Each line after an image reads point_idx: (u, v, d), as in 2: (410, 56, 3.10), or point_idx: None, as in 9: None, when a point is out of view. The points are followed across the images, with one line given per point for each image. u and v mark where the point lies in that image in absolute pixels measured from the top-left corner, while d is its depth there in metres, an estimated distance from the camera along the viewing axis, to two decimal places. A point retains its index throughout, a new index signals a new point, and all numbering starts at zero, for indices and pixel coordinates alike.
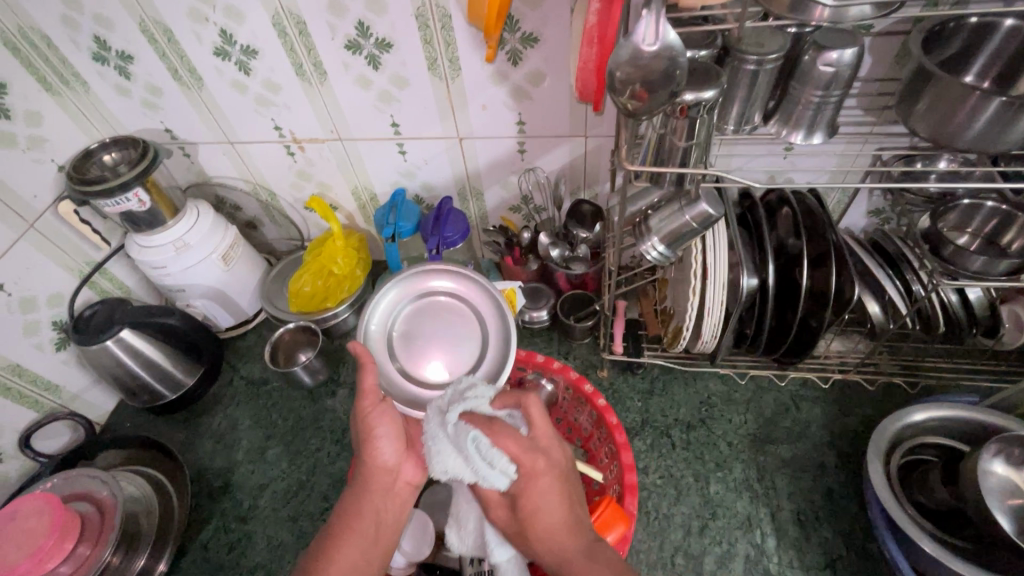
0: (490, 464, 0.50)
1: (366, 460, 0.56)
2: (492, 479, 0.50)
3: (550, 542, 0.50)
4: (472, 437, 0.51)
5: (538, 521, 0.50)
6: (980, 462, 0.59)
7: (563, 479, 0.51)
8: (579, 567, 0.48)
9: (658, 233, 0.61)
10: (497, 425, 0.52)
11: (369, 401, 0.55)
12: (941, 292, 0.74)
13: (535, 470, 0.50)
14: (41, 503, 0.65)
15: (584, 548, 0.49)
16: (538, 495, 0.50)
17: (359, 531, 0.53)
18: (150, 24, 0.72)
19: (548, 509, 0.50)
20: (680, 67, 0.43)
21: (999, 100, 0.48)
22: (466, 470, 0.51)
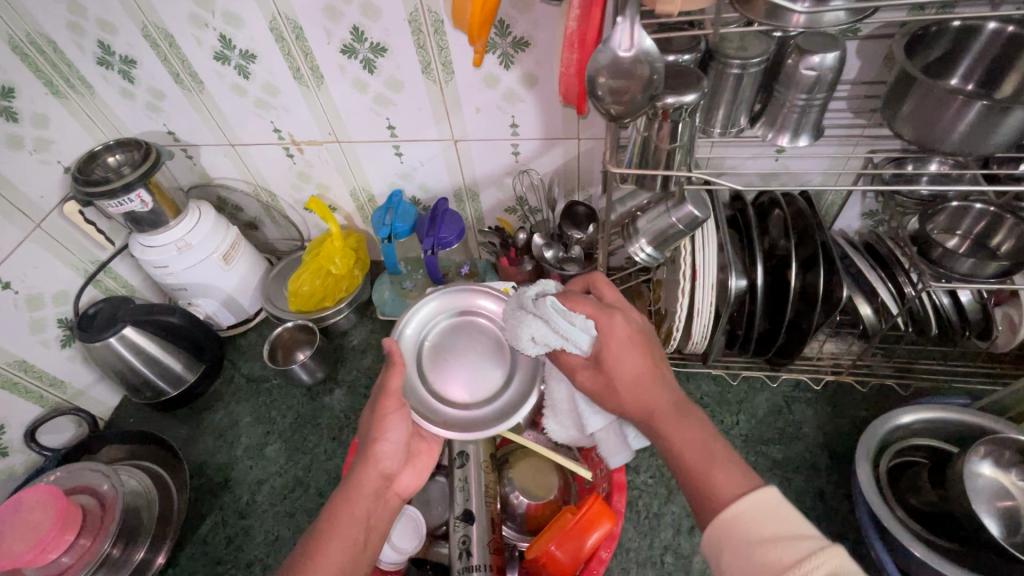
0: (570, 322, 0.56)
1: (369, 460, 0.58)
2: (576, 337, 0.55)
3: (640, 395, 0.53)
4: (551, 300, 0.57)
5: (624, 374, 0.54)
6: (965, 464, 0.59)
7: (644, 339, 0.56)
8: (670, 416, 0.51)
9: (646, 234, 0.61)
10: (571, 296, 0.59)
11: (391, 402, 0.60)
12: (933, 293, 0.74)
13: (613, 327, 0.55)
14: (44, 495, 0.67)
15: (675, 401, 0.52)
16: (621, 349, 0.54)
17: (350, 530, 0.54)
18: (152, 29, 0.74)
19: (632, 364, 0.54)
20: (658, 71, 0.43)
21: (980, 104, 0.49)
22: (549, 333, 0.56)
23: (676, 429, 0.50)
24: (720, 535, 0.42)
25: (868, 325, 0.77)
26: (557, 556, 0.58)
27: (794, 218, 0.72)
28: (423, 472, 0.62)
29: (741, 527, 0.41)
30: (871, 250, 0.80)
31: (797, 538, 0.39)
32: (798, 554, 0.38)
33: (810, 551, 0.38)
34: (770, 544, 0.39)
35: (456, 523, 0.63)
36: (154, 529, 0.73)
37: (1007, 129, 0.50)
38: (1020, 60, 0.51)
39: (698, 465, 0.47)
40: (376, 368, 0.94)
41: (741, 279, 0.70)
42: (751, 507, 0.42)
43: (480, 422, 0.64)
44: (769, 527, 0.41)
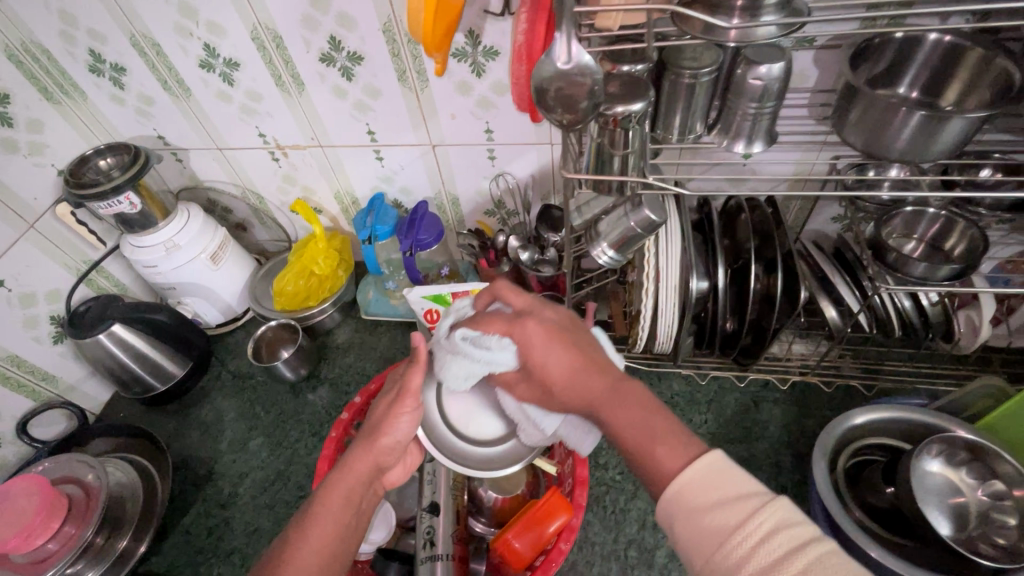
0: (488, 348, 0.55)
1: (373, 450, 0.55)
2: (496, 359, 0.54)
3: (576, 389, 0.52)
4: (461, 334, 0.56)
5: (553, 374, 0.53)
6: (916, 461, 0.60)
7: (563, 333, 0.54)
8: (609, 403, 0.50)
9: (606, 238, 0.64)
10: (481, 317, 0.57)
11: (411, 401, 0.56)
12: (895, 296, 0.75)
13: (527, 335, 0.54)
14: (32, 484, 0.70)
15: (610, 386, 0.51)
16: (544, 350, 0.53)
17: (340, 518, 0.51)
18: (140, 38, 0.77)
19: (557, 364, 0.53)
20: (598, 82, 0.45)
21: (920, 114, 0.51)
22: (474, 365, 0.55)
23: (618, 413, 0.48)
24: (670, 513, 0.41)
25: (832, 327, 0.78)
26: (515, 547, 0.60)
27: (758, 222, 0.74)
28: (407, 468, 0.62)
29: (687, 498, 0.40)
30: (839, 254, 0.81)
31: (741, 498, 0.38)
32: (742, 515, 0.37)
33: (754, 509, 0.37)
34: (715, 511, 0.38)
35: (422, 514, 0.65)
36: (138, 519, 0.76)
37: (947, 136, 0.52)
38: (960, 70, 0.54)
39: (639, 445, 0.45)
40: (358, 365, 0.96)
41: (703, 281, 0.72)
42: (693, 477, 0.41)
43: (467, 457, 0.63)
44: (712, 492, 0.39)
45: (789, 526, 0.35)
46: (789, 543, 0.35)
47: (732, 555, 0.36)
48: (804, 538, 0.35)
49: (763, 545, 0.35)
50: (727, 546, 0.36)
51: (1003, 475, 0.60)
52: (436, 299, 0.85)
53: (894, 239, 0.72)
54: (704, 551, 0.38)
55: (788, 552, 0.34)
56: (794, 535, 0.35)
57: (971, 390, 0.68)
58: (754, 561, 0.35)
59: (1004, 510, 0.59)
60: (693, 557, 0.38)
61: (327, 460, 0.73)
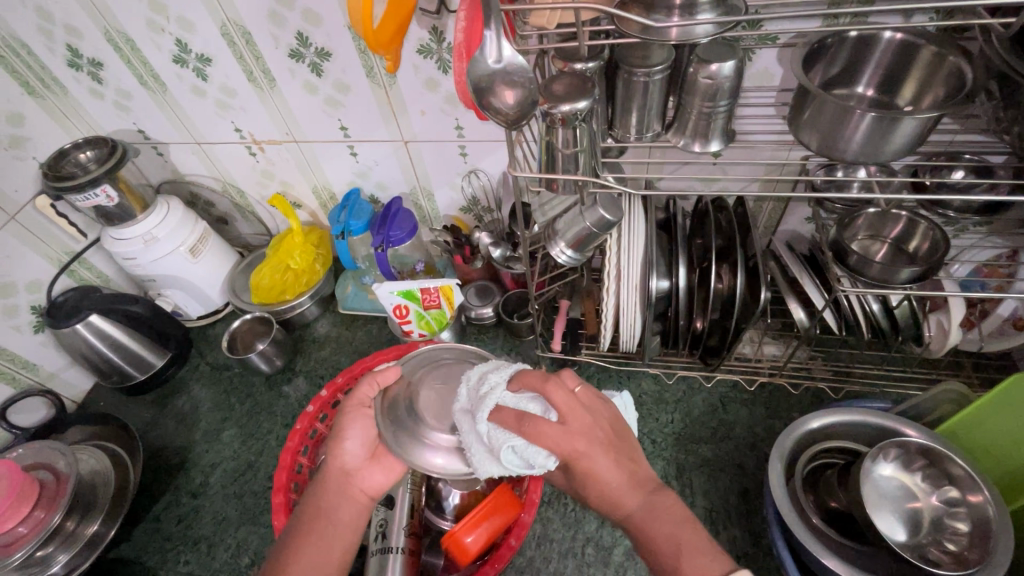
0: (529, 462, 0.50)
1: (331, 462, 0.56)
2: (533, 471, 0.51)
3: (613, 495, 0.49)
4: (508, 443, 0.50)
5: (592, 477, 0.49)
6: (867, 465, 0.60)
7: (613, 436, 0.51)
8: (645, 515, 0.48)
9: (563, 237, 0.64)
10: (524, 418, 0.50)
11: (350, 408, 0.57)
12: (863, 299, 0.73)
13: (577, 443, 0.49)
14: (3, 469, 0.72)
15: (644, 497, 0.49)
16: (590, 452, 0.49)
17: (318, 531, 0.52)
18: (114, 33, 0.79)
19: (605, 465, 0.49)
20: (532, 80, 0.45)
21: (870, 115, 0.49)
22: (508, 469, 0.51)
23: (652, 530, 0.47)
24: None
25: (801, 328, 0.76)
26: (466, 543, 0.61)
27: (724, 223, 0.74)
28: (388, 468, 0.57)
29: None
30: (811, 258, 0.79)
31: None
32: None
33: None
34: None
35: (377, 507, 0.66)
36: (108, 505, 0.78)
37: (900, 138, 0.50)
38: (916, 68, 0.53)
39: (670, 560, 0.45)
40: (332, 359, 0.97)
41: (663, 281, 0.73)
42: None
43: None
44: None
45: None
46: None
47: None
48: None
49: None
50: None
51: (957, 481, 0.60)
52: (406, 296, 0.87)
53: (860, 241, 0.71)
54: None
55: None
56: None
57: (934, 394, 0.68)
58: None
59: (956, 516, 0.59)
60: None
61: (290, 453, 0.73)
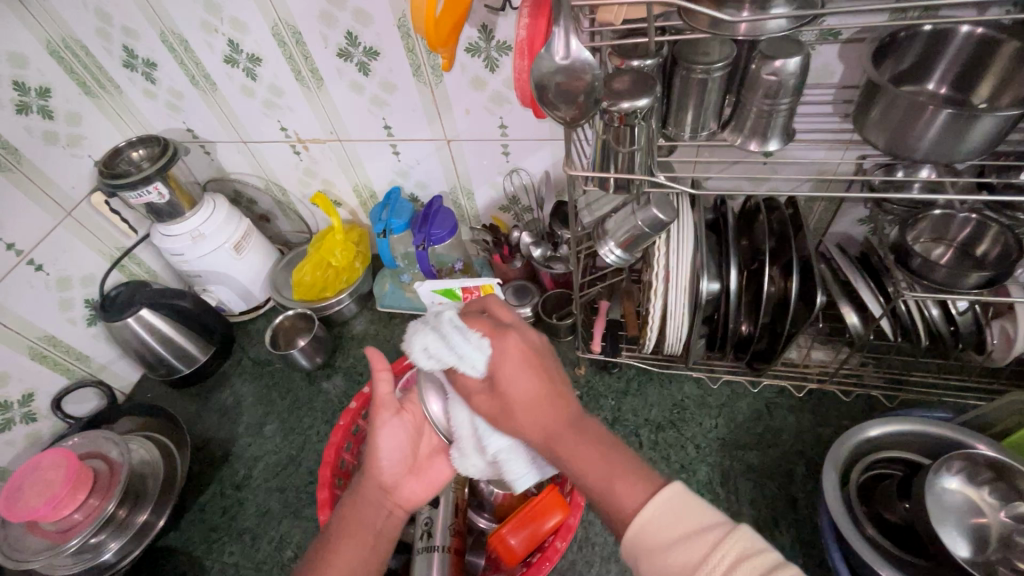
0: (464, 339, 0.50)
1: (372, 471, 0.57)
2: (469, 355, 0.50)
3: (536, 417, 0.49)
4: (449, 317, 0.52)
5: (515, 393, 0.50)
6: (930, 478, 0.58)
7: (538, 355, 0.52)
8: (567, 437, 0.48)
9: (614, 237, 0.63)
10: (469, 315, 0.54)
11: (385, 412, 0.58)
12: (923, 304, 0.70)
13: (505, 345, 0.51)
14: (61, 457, 0.74)
15: (571, 420, 0.50)
16: (514, 367, 0.50)
17: (358, 540, 0.53)
18: (169, 34, 0.81)
19: (524, 382, 0.50)
20: (598, 77, 0.45)
21: (947, 112, 0.47)
22: (444, 350, 0.50)
23: (578, 448, 0.48)
24: (634, 547, 0.41)
25: (854, 334, 0.73)
26: (511, 544, 0.63)
27: (776, 224, 0.72)
28: (427, 484, 0.59)
29: (649, 537, 0.40)
30: (864, 260, 0.77)
31: (702, 533, 0.39)
32: (706, 550, 0.38)
33: (715, 542, 0.38)
34: (674, 549, 0.39)
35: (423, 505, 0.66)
36: (157, 495, 0.80)
37: (976, 137, 0.48)
38: (995, 62, 0.51)
39: (600, 480, 0.45)
40: (371, 357, 0.98)
41: (714, 283, 0.71)
42: (657, 510, 0.41)
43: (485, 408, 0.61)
44: (673, 530, 0.40)
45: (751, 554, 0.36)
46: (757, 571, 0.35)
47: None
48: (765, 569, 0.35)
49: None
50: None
51: None
52: (446, 294, 0.88)
53: (921, 244, 0.69)
54: None
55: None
56: (756, 563, 0.36)
57: (1000, 405, 0.65)
58: None
59: None
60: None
61: (333, 448, 0.74)
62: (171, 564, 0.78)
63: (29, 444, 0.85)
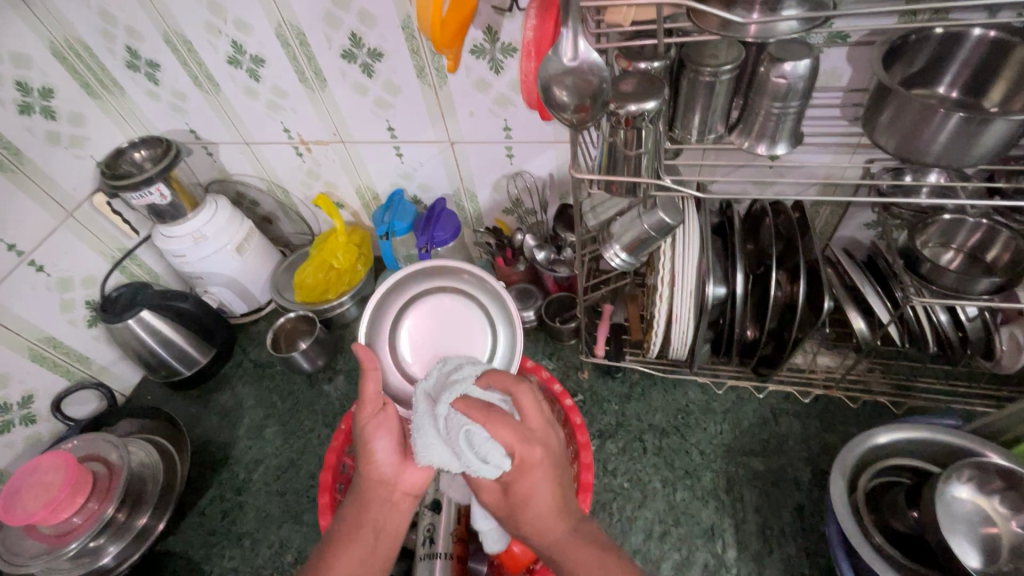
0: (482, 460, 0.46)
1: (366, 470, 0.56)
2: (482, 473, 0.46)
3: (544, 529, 0.47)
4: (464, 429, 0.48)
5: (533, 509, 0.47)
6: (941, 486, 0.57)
7: (554, 465, 0.48)
8: (571, 545, 0.47)
9: (619, 240, 0.62)
10: (492, 414, 0.48)
11: (370, 409, 0.57)
12: (930, 309, 0.69)
13: (532, 459, 0.47)
14: (60, 460, 0.74)
15: (577, 531, 0.47)
16: (532, 484, 0.47)
17: (358, 542, 0.52)
18: (172, 35, 0.81)
19: (541, 495, 0.47)
20: (607, 79, 0.44)
21: (959, 115, 0.46)
22: (454, 463, 0.48)
23: (579, 560, 0.45)
24: None
25: (860, 340, 0.72)
26: (516, 552, 0.62)
27: (782, 228, 0.71)
28: (428, 466, 0.57)
29: None
30: (871, 264, 0.76)
31: None
32: None
33: None
34: None
35: (425, 511, 0.65)
36: (156, 499, 0.79)
37: (989, 141, 0.47)
38: (1007, 67, 0.50)
39: None
40: None
41: (721, 287, 0.70)
42: None
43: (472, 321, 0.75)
44: None
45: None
46: None
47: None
48: None
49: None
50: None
51: None
52: None
53: (931, 248, 0.68)
54: None
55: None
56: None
57: (1010, 413, 0.64)
58: None
59: None
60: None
61: (334, 452, 0.74)
62: (170, 568, 0.77)
63: (28, 446, 0.85)
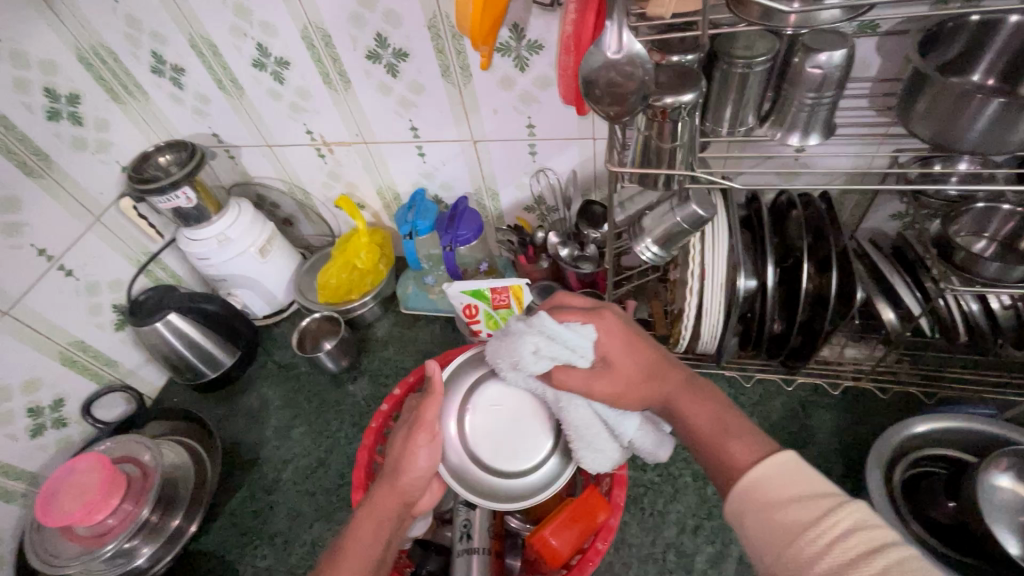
0: (571, 332, 0.55)
1: (395, 489, 0.55)
2: (581, 345, 0.55)
3: (653, 389, 0.56)
4: (541, 315, 0.57)
5: (631, 374, 0.56)
6: (983, 476, 0.57)
7: (634, 330, 0.58)
8: (687, 396, 0.54)
9: (651, 233, 0.62)
10: (556, 310, 0.59)
11: (423, 436, 0.57)
12: (961, 297, 0.69)
13: (609, 327, 0.57)
14: (94, 462, 0.74)
15: (687, 383, 0.55)
16: (623, 349, 0.56)
17: (365, 556, 0.52)
18: (198, 39, 0.81)
19: (635, 355, 0.56)
20: (648, 72, 0.44)
21: (998, 102, 0.46)
22: (555, 346, 0.55)
23: (694, 407, 0.53)
24: (743, 499, 0.43)
25: (890, 331, 0.71)
26: (551, 543, 0.62)
27: (811, 220, 0.71)
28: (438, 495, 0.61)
29: (762, 493, 0.42)
30: (898, 254, 0.75)
31: (815, 498, 0.39)
32: (818, 513, 0.38)
33: (828, 509, 0.38)
34: (791, 507, 0.40)
35: (460, 507, 0.66)
36: (189, 500, 0.80)
37: None
38: None
39: (715, 441, 0.49)
40: (397, 359, 0.97)
41: (751, 280, 0.70)
42: (769, 471, 0.43)
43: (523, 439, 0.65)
44: (788, 490, 0.41)
45: (868, 525, 0.36)
46: (875, 541, 0.36)
47: (805, 550, 0.37)
48: (880, 542, 0.35)
49: (839, 543, 0.36)
50: (803, 540, 0.37)
51: None
52: (475, 295, 0.85)
53: (962, 237, 0.68)
54: (776, 542, 0.39)
55: (867, 551, 0.35)
56: (873, 535, 0.36)
57: None
58: (824, 559, 0.36)
59: None
60: (764, 549, 0.40)
61: (366, 451, 0.74)
62: (204, 568, 0.78)
63: (60, 450, 0.85)
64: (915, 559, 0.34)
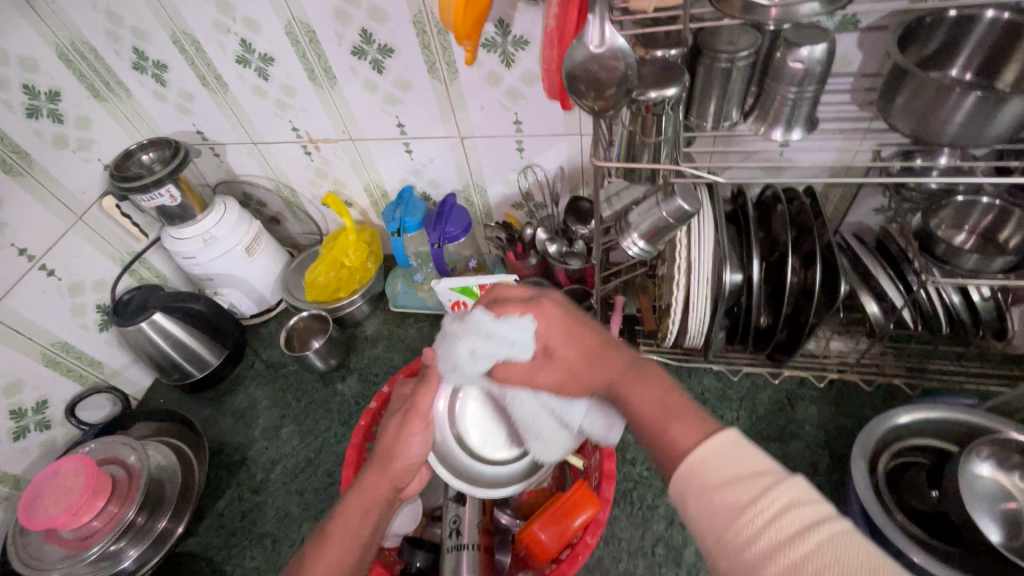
0: (506, 327, 0.56)
1: (386, 474, 0.55)
2: (516, 339, 0.55)
3: (596, 373, 0.54)
4: (477, 312, 0.57)
5: (572, 361, 0.55)
6: (964, 464, 0.58)
7: (574, 315, 0.57)
8: (628, 377, 0.52)
9: (637, 228, 0.62)
10: (496, 303, 0.59)
11: (420, 421, 0.57)
12: (942, 290, 0.70)
13: (546, 314, 0.56)
14: (78, 465, 0.73)
15: (632, 365, 0.53)
16: (561, 335, 0.56)
17: (353, 539, 0.51)
18: (180, 35, 0.80)
19: (575, 342, 0.55)
20: (632, 68, 0.46)
21: (976, 95, 0.47)
22: (492, 344, 0.56)
23: (635, 388, 0.51)
24: (683, 482, 0.41)
25: (874, 323, 0.73)
26: (541, 538, 0.62)
27: (796, 215, 0.72)
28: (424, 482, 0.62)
29: (702, 474, 0.40)
30: (881, 248, 0.76)
31: (755, 477, 0.38)
32: (756, 493, 0.37)
33: (766, 488, 0.37)
34: (730, 488, 0.38)
35: (449, 503, 0.66)
36: (175, 501, 0.79)
37: (1005, 119, 0.48)
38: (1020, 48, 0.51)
39: (656, 422, 0.46)
40: (386, 357, 0.97)
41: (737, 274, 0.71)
42: (709, 451, 0.41)
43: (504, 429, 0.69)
44: (726, 470, 0.39)
45: (803, 503, 0.35)
46: (812, 516, 0.35)
47: (744, 533, 0.36)
48: (819, 517, 0.35)
49: (777, 521, 0.35)
50: (741, 524, 0.36)
51: None
52: (464, 292, 0.87)
53: (943, 230, 0.69)
54: (717, 525, 0.37)
55: (803, 528, 0.34)
56: (810, 511, 0.35)
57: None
58: (764, 539, 0.35)
59: None
60: (705, 533, 0.38)
61: (355, 448, 0.74)
62: (192, 569, 0.77)
63: (43, 453, 0.84)
64: (849, 533, 0.34)
